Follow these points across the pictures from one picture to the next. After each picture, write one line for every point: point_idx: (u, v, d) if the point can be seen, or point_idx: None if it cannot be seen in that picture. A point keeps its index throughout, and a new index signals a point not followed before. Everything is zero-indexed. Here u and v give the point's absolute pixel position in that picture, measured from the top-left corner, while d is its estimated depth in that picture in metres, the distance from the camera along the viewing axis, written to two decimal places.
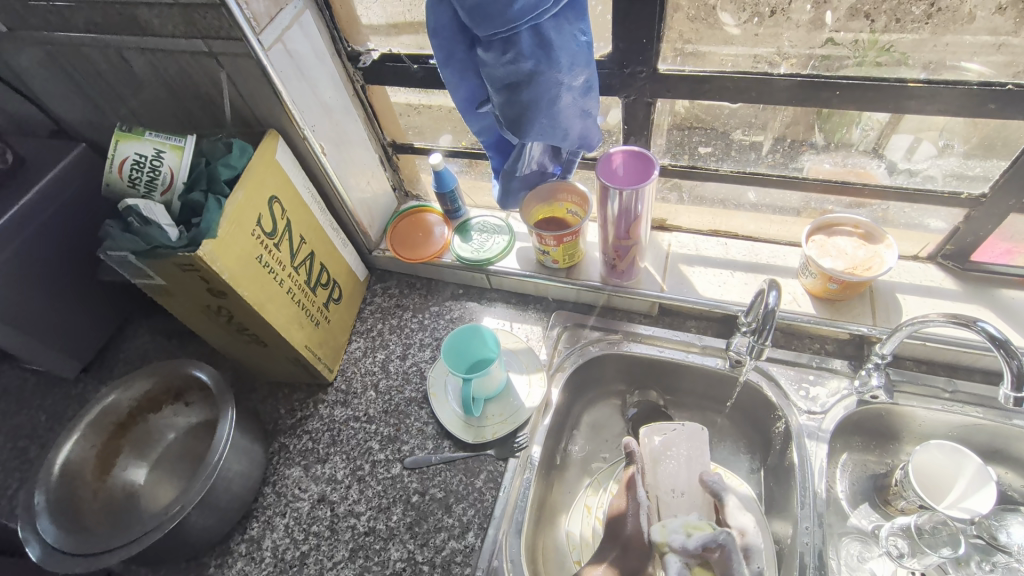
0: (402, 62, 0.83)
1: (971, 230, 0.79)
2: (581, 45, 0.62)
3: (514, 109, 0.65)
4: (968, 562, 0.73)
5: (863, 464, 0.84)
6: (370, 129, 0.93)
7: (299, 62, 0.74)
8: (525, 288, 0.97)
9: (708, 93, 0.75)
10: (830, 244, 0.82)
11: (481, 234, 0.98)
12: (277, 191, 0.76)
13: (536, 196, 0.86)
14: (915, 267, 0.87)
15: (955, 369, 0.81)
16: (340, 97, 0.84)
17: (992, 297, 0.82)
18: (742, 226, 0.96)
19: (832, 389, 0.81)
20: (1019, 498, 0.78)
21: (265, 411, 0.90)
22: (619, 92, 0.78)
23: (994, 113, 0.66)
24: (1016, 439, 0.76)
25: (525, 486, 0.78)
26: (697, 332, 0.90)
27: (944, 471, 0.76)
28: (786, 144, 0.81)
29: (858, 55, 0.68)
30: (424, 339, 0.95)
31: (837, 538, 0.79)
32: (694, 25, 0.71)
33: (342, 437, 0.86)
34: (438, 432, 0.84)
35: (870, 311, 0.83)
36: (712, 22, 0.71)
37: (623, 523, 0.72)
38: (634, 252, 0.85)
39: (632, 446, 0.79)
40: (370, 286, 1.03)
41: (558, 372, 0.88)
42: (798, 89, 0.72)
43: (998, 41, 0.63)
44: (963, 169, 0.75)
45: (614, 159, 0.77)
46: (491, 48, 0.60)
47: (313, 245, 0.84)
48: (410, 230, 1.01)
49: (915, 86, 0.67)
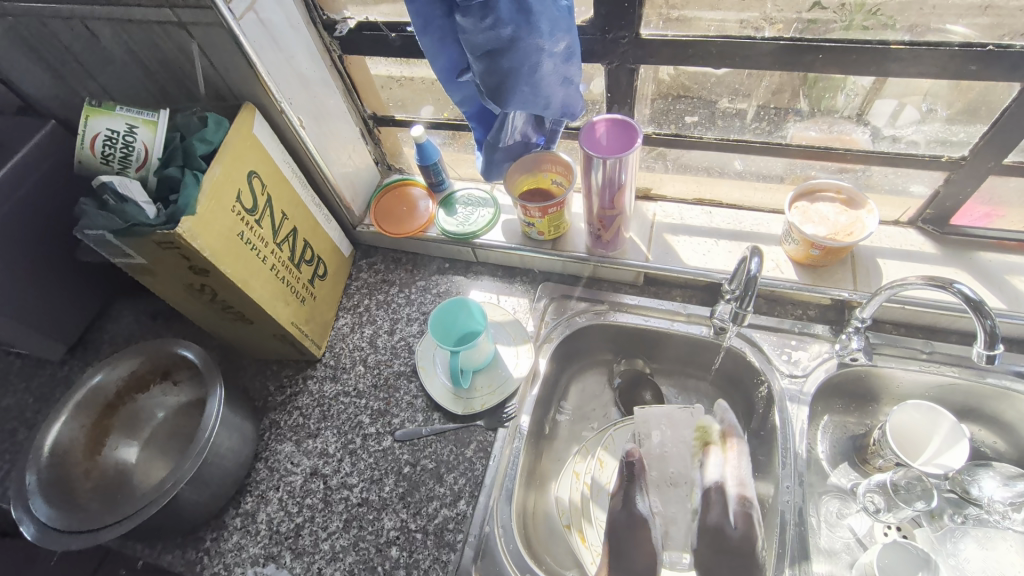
0: (379, 31, 0.80)
1: (951, 194, 0.80)
2: (561, 10, 0.60)
3: (493, 78, 0.63)
4: (941, 515, 0.77)
5: (843, 425, 0.86)
6: (349, 101, 0.91)
7: (272, 32, 0.72)
8: (511, 261, 0.97)
9: (691, 59, 0.74)
10: (813, 210, 0.83)
11: (466, 207, 0.98)
12: (256, 166, 0.74)
13: (520, 167, 0.86)
14: (896, 232, 0.88)
15: (932, 332, 0.83)
16: (317, 68, 0.82)
17: (970, 260, 0.83)
18: (725, 195, 0.96)
19: (813, 353, 0.83)
20: (990, 454, 0.81)
21: (254, 389, 0.90)
22: (601, 59, 0.77)
23: (975, 75, 0.66)
24: (989, 398, 0.79)
25: (515, 454, 0.79)
26: (682, 301, 0.91)
27: (920, 429, 0.78)
28: (772, 111, 0.81)
29: (845, 19, 0.68)
30: (411, 314, 0.95)
31: (818, 496, 0.81)
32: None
33: (332, 412, 0.87)
34: (428, 405, 0.85)
35: (851, 276, 0.84)
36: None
37: (636, 545, 0.71)
38: (618, 222, 0.85)
39: (632, 455, 0.77)
40: (356, 262, 1.02)
41: (546, 344, 0.89)
42: (782, 53, 0.70)
43: (985, 3, 0.63)
44: (948, 134, 0.75)
45: (597, 128, 0.76)
46: (468, 14, 0.59)
47: (295, 221, 0.83)
48: (393, 204, 0.99)
49: (896, 49, 0.66)
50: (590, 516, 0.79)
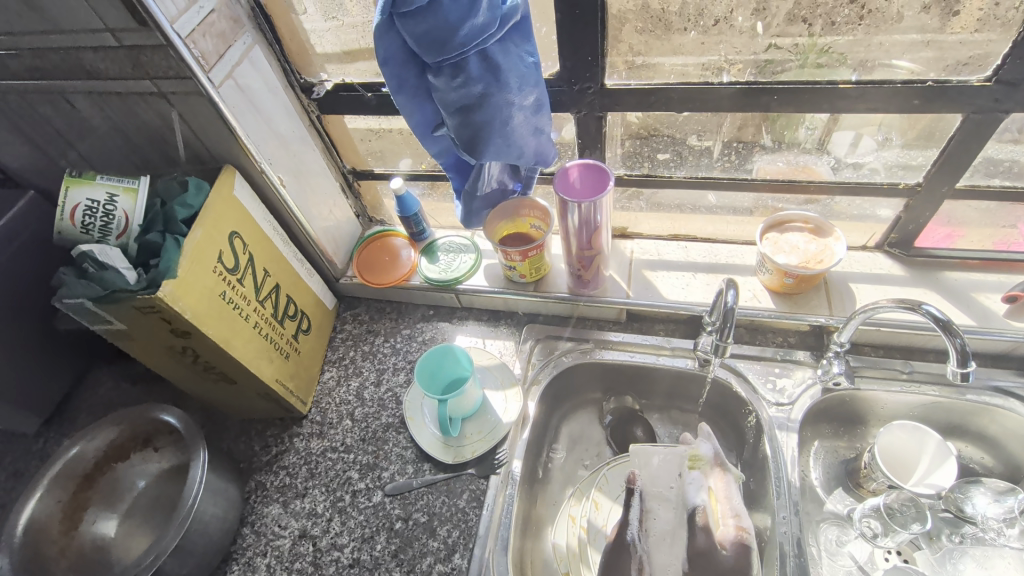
0: (355, 91, 0.83)
1: (912, 218, 0.84)
2: (528, 66, 0.64)
3: (467, 132, 0.65)
4: (938, 536, 0.78)
5: (834, 450, 0.87)
6: (329, 157, 0.93)
7: (250, 97, 0.74)
8: (494, 305, 0.98)
9: (655, 105, 0.78)
10: (783, 241, 0.85)
11: (447, 254, 0.99)
12: (237, 226, 0.75)
13: (498, 213, 0.88)
14: (865, 256, 0.91)
15: (910, 352, 0.85)
16: (296, 128, 0.84)
17: (937, 280, 0.86)
18: (699, 230, 0.99)
19: (797, 379, 0.84)
20: (979, 470, 0.81)
21: (238, 451, 0.88)
22: (569, 108, 0.80)
23: (921, 109, 0.70)
24: (971, 413, 0.80)
25: (509, 502, 0.78)
26: (665, 335, 0.92)
27: (908, 450, 0.79)
28: (738, 145, 0.84)
29: (800, 58, 0.71)
30: (397, 363, 0.94)
31: (815, 525, 0.81)
32: (642, 38, 0.73)
33: (320, 469, 0.85)
34: (418, 456, 0.84)
35: (826, 302, 0.87)
36: (661, 33, 0.73)
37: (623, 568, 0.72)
38: (598, 261, 0.87)
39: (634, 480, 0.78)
40: (340, 314, 1.02)
41: (534, 386, 0.88)
42: (742, 97, 0.74)
43: (926, 39, 0.66)
44: (904, 160, 0.79)
45: (570, 173, 0.79)
46: (440, 74, 0.61)
47: (278, 277, 0.84)
48: (375, 255, 1.01)
49: (847, 88, 0.70)
50: (588, 561, 0.78)
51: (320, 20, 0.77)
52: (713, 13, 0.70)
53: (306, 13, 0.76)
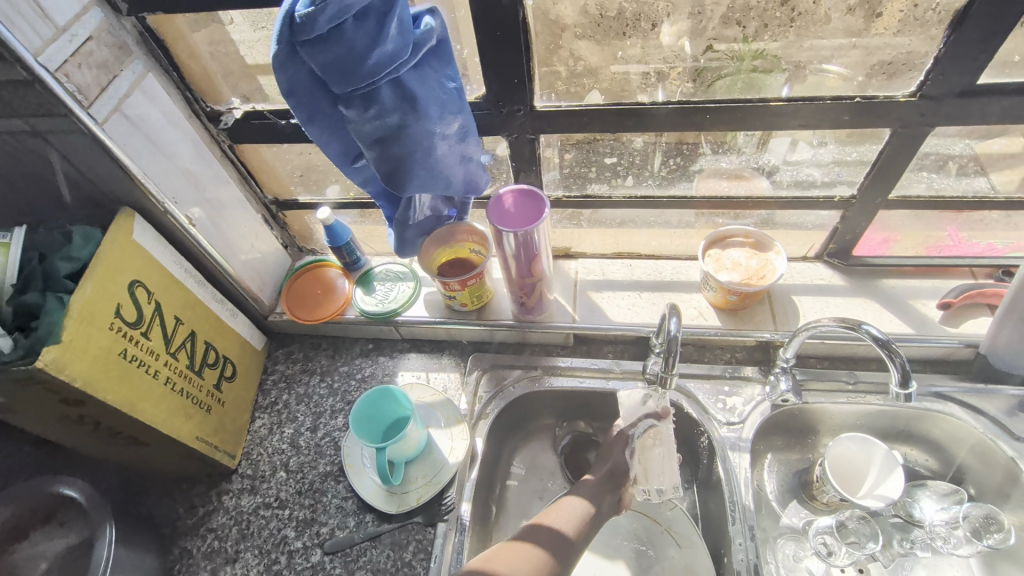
0: (267, 119, 0.76)
1: (849, 228, 0.84)
2: (449, 92, 0.59)
3: (388, 165, 0.61)
4: (891, 544, 0.77)
5: (787, 462, 0.86)
6: (247, 188, 0.86)
7: (146, 131, 0.67)
8: (436, 335, 0.93)
9: (588, 125, 0.75)
10: (725, 257, 0.84)
11: (384, 284, 0.94)
12: (139, 274, 0.68)
13: (433, 241, 0.83)
14: (805, 267, 0.91)
15: (854, 361, 0.85)
16: (204, 160, 0.77)
17: (875, 290, 0.87)
18: (643, 246, 0.97)
19: (747, 397, 0.83)
20: (925, 473, 0.82)
21: (160, 515, 0.80)
22: (500, 132, 0.76)
23: (850, 124, 0.70)
24: (915, 421, 0.81)
25: (458, 550, 0.74)
26: (614, 357, 0.89)
27: (858, 461, 0.79)
28: (676, 160, 0.81)
29: (735, 63, 0.69)
30: (335, 405, 0.88)
31: (773, 541, 0.80)
32: (580, 42, 0.69)
33: (252, 530, 0.78)
34: (359, 506, 0.78)
35: (771, 316, 0.86)
36: (599, 38, 0.69)
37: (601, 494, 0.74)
38: (540, 287, 0.83)
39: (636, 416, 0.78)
40: (271, 354, 0.95)
41: (480, 421, 0.84)
42: (676, 115, 0.72)
43: (852, 42, 0.65)
44: (841, 156, 0.77)
45: (504, 200, 0.75)
46: (351, 105, 0.56)
47: (193, 324, 0.76)
48: (307, 288, 0.94)
49: (777, 104, 0.69)
50: None
51: (250, 30, 0.68)
52: (650, 15, 0.66)
53: (232, 21, 0.68)
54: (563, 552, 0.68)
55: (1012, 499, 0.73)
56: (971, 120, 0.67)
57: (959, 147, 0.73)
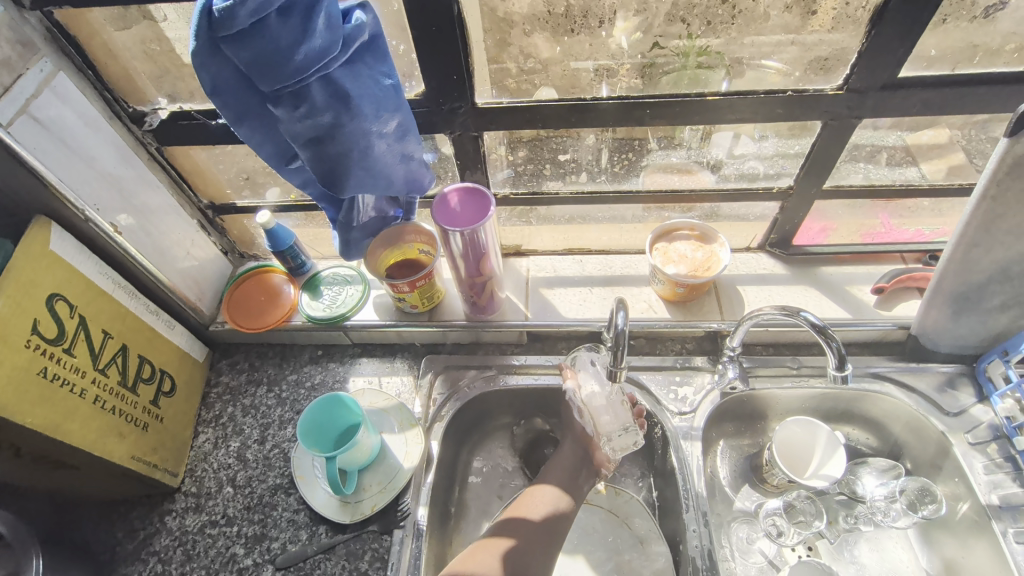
0: (194, 120, 0.72)
1: (789, 219, 0.87)
2: (385, 89, 0.58)
3: (324, 165, 0.59)
4: (837, 520, 0.80)
5: (738, 448, 0.88)
6: (179, 193, 0.82)
7: (59, 134, 0.63)
8: (388, 338, 0.91)
9: (532, 122, 0.74)
10: (672, 250, 0.86)
11: (331, 288, 0.91)
12: (58, 287, 0.64)
13: (379, 242, 0.81)
14: (749, 258, 0.94)
15: (797, 347, 0.88)
16: (129, 163, 0.73)
17: (815, 277, 0.90)
18: (594, 241, 0.97)
19: (697, 386, 0.85)
20: (867, 451, 0.85)
21: (95, 542, 0.75)
22: (442, 130, 0.75)
23: (785, 117, 0.72)
24: (855, 402, 0.84)
25: (416, 556, 0.72)
26: (567, 353, 0.89)
27: (803, 443, 0.82)
28: (622, 155, 0.82)
29: (681, 59, 0.70)
30: (284, 415, 0.85)
31: (727, 525, 0.82)
32: (531, 38, 0.69)
33: (197, 550, 0.74)
34: (311, 518, 0.76)
35: (717, 307, 0.88)
36: (550, 34, 0.69)
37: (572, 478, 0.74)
38: (490, 286, 0.83)
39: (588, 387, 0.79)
40: (214, 365, 0.91)
41: (435, 424, 0.83)
42: (621, 111, 0.73)
43: (791, 39, 0.67)
44: (785, 148, 0.79)
45: (449, 198, 0.74)
46: (280, 104, 0.54)
47: (124, 337, 0.72)
48: (250, 295, 0.90)
49: (714, 99, 0.70)
50: None
51: (186, 27, 0.65)
52: (598, 13, 0.67)
53: (167, 18, 0.64)
54: (540, 542, 0.68)
55: (944, 472, 0.77)
56: (895, 112, 0.70)
57: (893, 139, 0.77)
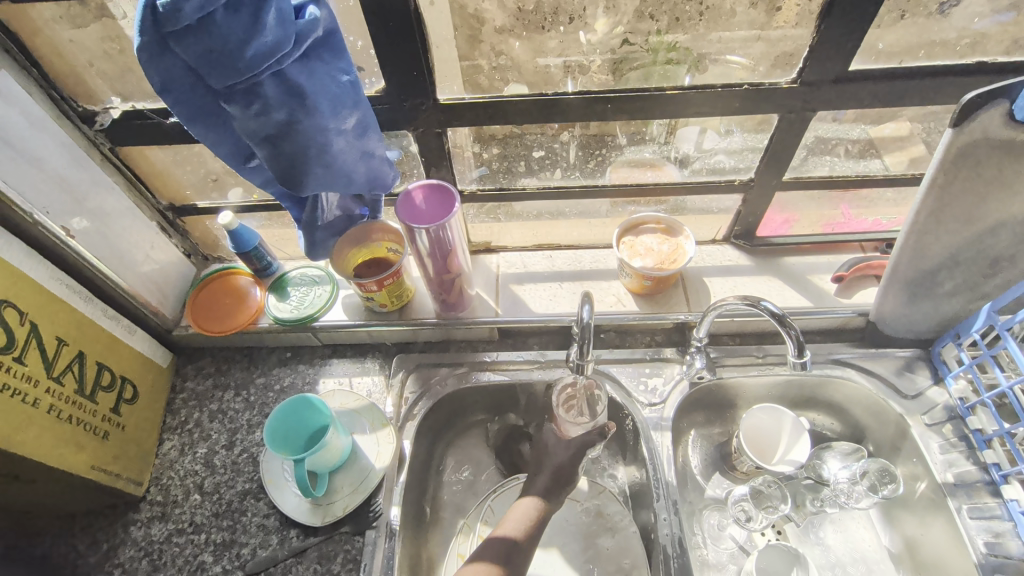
0: (147, 119, 0.71)
1: (752, 211, 0.89)
2: (343, 85, 0.57)
3: (281, 163, 0.58)
4: (804, 504, 0.82)
5: (709, 436, 0.90)
6: (136, 195, 0.80)
7: (2, 135, 0.61)
8: (357, 338, 0.90)
9: (497, 118, 0.74)
10: (639, 243, 0.86)
11: (298, 289, 0.90)
12: (6, 293, 0.62)
13: (346, 241, 0.80)
14: (715, 249, 0.95)
15: (763, 336, 0.90)
16: (81, 165, 0.71)
17: (778, 267, 0.92)
18: (563, 236, 0.98)
19: (666, 377, 0.86)
20: (832, 435, 0.87)
21: (56, 555, 0.73)
22: (404, 126, 0.75)
23: (744, 111, 0.73)
24: (819, 388, 0.86)
25: (389, 557, 0.71)
26: (539, 348, 0.89)
27: (769, 430, 0.83)
28: (588, 150, 0.83)
29: (651, 53, 0.71)
30: (252, 419, 0.84)
31: (699, 513, 0.83)
32: (503, 35, 0.69)
33: (164, 559, 0.73)
34: (282, 522, 0.75)
35: (684, 298, 0.90)
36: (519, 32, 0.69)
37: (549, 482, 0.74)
38: (459, 283, 0.83)
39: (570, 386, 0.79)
40: (179, 370, 0.89)
41: (407, 423, 0.82)
42: (587, 106, 0.73)
43: (759, 34, 0.68)
44: (756, 143, 0.80)
45: (414, 195, 0.74)
46: (233, 101, 0.53)
47: (80, 343, 0.71)
48: (214, 298, 0.89)
49: (674, 93, 0.71)
50: None
51: None
52: (569, 9, 0.67)
53: (127, 15, 0.63)
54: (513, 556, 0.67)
55: (903, 453, 0.80)
56: (850, 105, 0.72)
57: (856, 132, 0.79)
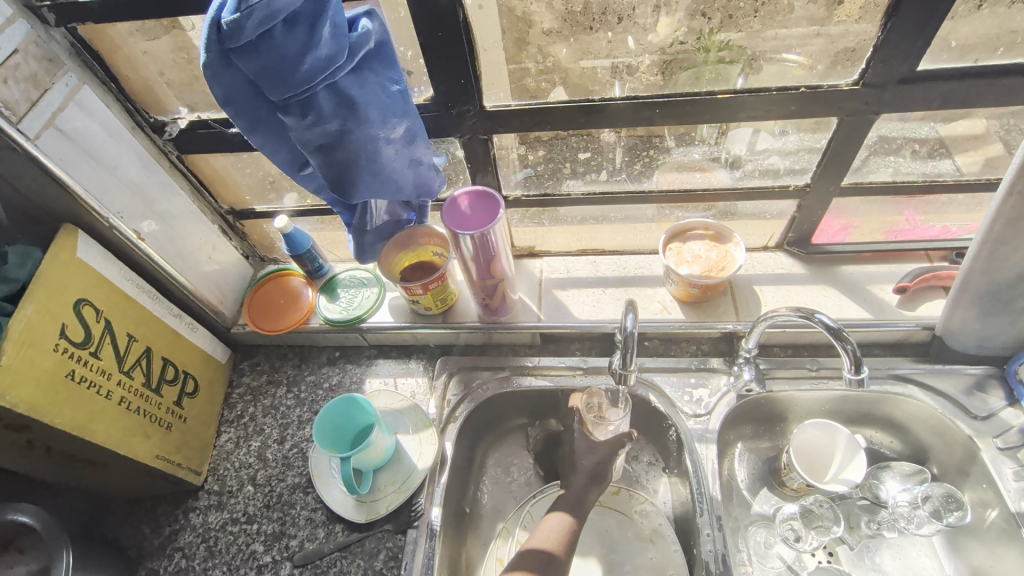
0: (212, 128, 0.75)
1: (807, 217, 0.85)
2: (393, 95, 0.59)
3: (333, 171, 0.60)
4: (858, 526, 0.78)
5: (757, 450, 0.87)
6: (200, 199, 0.85)
7: (83, 145, 0.66)
8: (403, 340, 0.92)
9: (543, 123, 0.74)
10: (685, 250, 0.85)
11: (348, 291, 0.93)
12: (84, 292, 0.67)
13: (393, 245, 0.82)
14: (766, 257, 0.92)
15: (817, 348, 0.86)
16: (152, 172, 0.76)
17: (834, 276, 0.88)
18: (608, 242, 0.97)
19: (713, 388, 0.83)
20: (891, 455, 0.82)
21: (124, 536, 0.78)
22: (452, 133, 0.76)
23: (800, 114, 0.70)
24: (878, 405, 0.81)
25: (429, 557, 0.73)
26: (581, 354, 0.89)
27: (822, 446, 0.80)
28: (635, 155, 0.81)
29: (701, 51, 0.69)
30: (302, 415, 0.87)
31: (744, 529, 0.81)
32: (550, 38, 0.69)
33: (220, 546, 0.77)
34: (328, 517, 0.77)
35: (733, 307, 0.87)
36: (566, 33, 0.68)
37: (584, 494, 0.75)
38: (502, 288, 0.83)
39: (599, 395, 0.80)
40: (236, 366, 0.93)
41: (449, 425, 0.83)
42: (634, 110, 0.72)
43: (815, 31, 0.65)
44: (812, 143, 0.77)
45: (460, 202, 0.75)
46: (289, 113, 0.55)
47: (148, 339, 0.75)
48: (269, 298, 0.92)
49: (727, 96, 0.69)
50: None
51: None
52: (617, 10, 0.66)
53: (194, 27, 0.67)
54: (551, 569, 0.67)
55: (972, 477, 0.74)
56: (918, 106, 0.68)
57: (924, 131, 0.74)
